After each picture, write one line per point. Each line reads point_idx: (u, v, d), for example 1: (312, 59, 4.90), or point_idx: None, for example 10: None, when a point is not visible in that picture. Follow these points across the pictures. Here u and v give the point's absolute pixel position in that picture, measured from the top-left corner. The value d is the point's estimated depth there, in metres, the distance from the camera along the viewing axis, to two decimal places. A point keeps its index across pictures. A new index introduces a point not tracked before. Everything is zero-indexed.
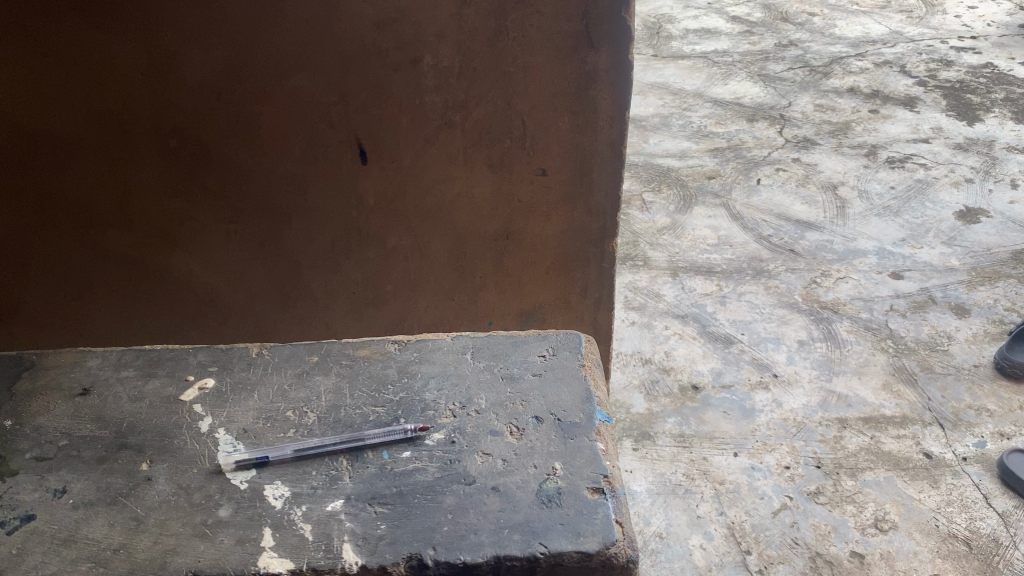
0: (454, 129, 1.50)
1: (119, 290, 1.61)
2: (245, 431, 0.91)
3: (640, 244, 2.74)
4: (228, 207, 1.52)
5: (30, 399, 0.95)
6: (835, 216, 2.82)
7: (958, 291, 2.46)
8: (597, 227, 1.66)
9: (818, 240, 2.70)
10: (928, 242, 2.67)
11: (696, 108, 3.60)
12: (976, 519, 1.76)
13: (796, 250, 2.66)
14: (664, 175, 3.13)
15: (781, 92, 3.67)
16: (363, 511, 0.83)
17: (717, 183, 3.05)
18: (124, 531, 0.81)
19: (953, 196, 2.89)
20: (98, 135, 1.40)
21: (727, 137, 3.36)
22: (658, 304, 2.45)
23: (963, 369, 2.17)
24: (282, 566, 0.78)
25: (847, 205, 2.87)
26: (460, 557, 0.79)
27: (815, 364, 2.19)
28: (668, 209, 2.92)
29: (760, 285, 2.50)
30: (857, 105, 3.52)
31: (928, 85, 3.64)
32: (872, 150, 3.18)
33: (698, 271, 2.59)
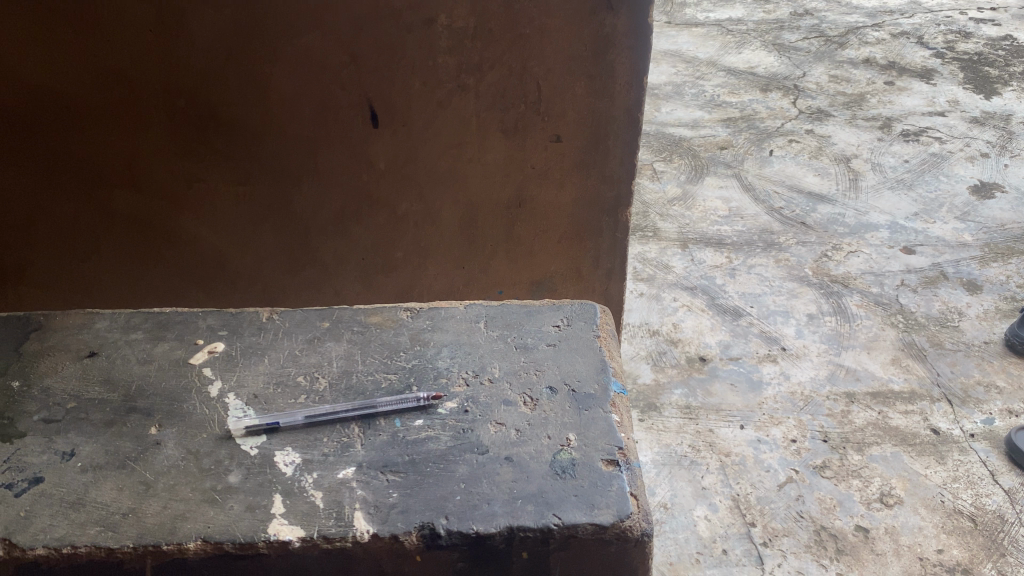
0: (468, 93, 1.47)
1: (127, 254, 1.59)
2: (255, 396, 0.90)
3: (650, 214, 2.72)
4: (237, 169, 1.50)
5: (38, 361, 0.94)
6: (847, 189, 2.78)
7: (970, 267, 2.43)
8: (611, 196, 1.63)
9: (830, 213, 2.67)
10: (941, 216, 2.64)
11: (709, 77, 3.55)
12: (981, 496, 1.75)
13: (807, 223, 2.63)
14: (675, 144, 3.09)
15: (795, 62, 3.61)
16: (375, 479, 0.82)
17: (730, 153, 3.01)
18: (133, 495, 0.80)
19: (967, 170, 2.85)
20: (105, 93, 1.38)
21: (740, 107, 3.31)
22: (667, 276, 2.43)
23: (973, 346, 2.15)
24: (292, 534, 0.77)
25: (860, 178, 2.83)
26: (473, 528, 0.78)
27: (824, 338, 2.17)
28: (679, 179, 2.89)
29: (770, 258, 2.48)
30: (873, 76, 3.46)
31: (946, 57, 3.58)
32: (886, 123, 3.13)
33: (708, 243, 2.56)
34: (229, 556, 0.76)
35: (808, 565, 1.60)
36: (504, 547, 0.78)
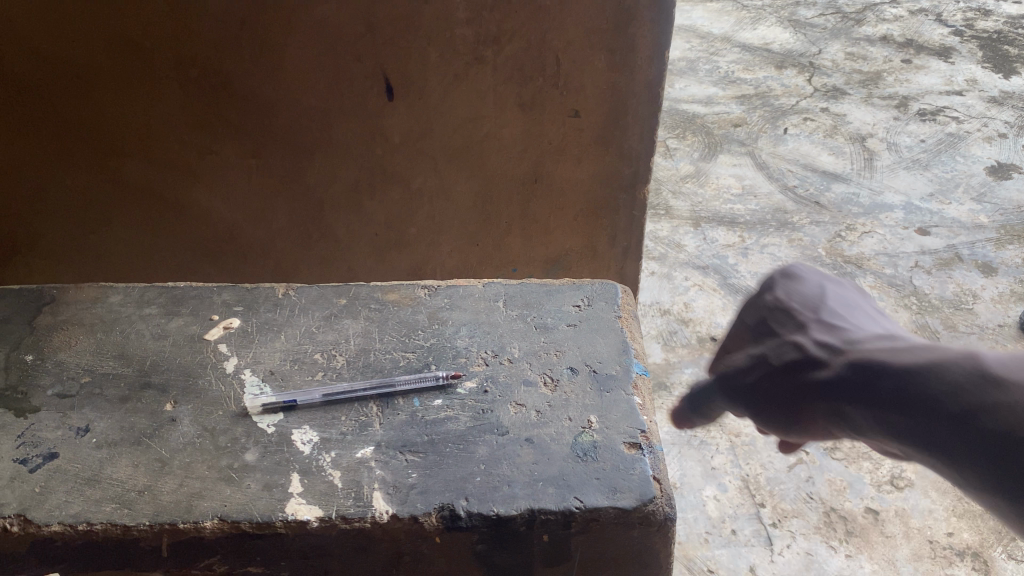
0: (485, 66, 1.44)
1: (138, 226, 1.57)
2: (272, 373, 0.89)
3: (662, 192, 2.69)
4: (250, 141, 1.48)
5: (52, 334, 0.93)
6: (863, 168, 2.74)
7: (985, 249, 2.39)
8: (629, 172, 1.61)
9: (845, 193, 2.63)
10: (957, 197, 2.60)
11: (724, 53, 3.50)
12: None
13: (822, 202, 2.59)
14: (689, 121, 3.06)
15: (811, 38, 3.55)
16: (394, 459, 0.81)
17: (744, 131, 2.97)
18: (149, 473, 0.78)
19: (985, 151, 2.80)
20: (118, 63, 1.36)
21: (755, 83, 3.26)
22: (679, 254, 2.41)
23: (987, 329, 2.12)
24: (310, 514, 0.76)
25: (875, 157, 2.79)
26: (494, 510, 0.76)
27: None
28: (692, 156, 2.86)
29: (784, 238, 2.45)
30: (890, 54, 3.40)
31: (964, 35, 3.51)
32: (903, 101, 3.07)
33: (721, 222, 2.53)
34: (246, 535, 0.75)
35: (817, 547, 1.59)
36: (525, 530, 0.77)
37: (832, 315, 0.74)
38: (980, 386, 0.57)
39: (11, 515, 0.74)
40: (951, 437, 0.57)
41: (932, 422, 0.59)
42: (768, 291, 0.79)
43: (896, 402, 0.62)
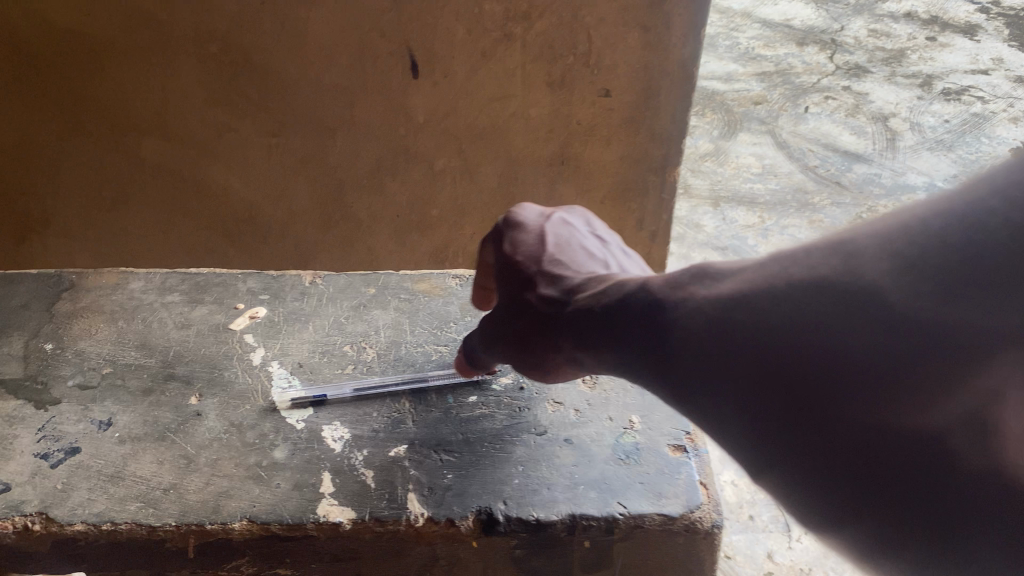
0: (514, 43, 1.39)
1: (156, 204, 1.54)
2: (301, 365, 0.86)
3: (683, 171, 2.64)
4: (271, 119, 1.44)
5: (72, 322, 0.90)
6: (884, 148, 2.58)
7: None
8: (659, 155, 1.56)
9: (866, 173, 2.47)
10: None
11: (744, 30, 3.42)
12: None
13: (843, 182, 2.44)
14: (709, 99, 2.99)
15: (832, 16, 3.43)
16: (428, 459, 0.77)
17: (764, 109, 2.89)
18: (174, 469, 0.75)
19: (1010, 132, 2.57)
20: (135, 37, 1.31)
21: (775, 60, 3.14)
22: (698, 234, 2.35)
23: None
24: (343, 516, 0.72)
25: (897, 138, 2.61)
26: (534, 515, 0.72)
27: None
28: (711, 134, 2.79)
29: (804, 219, 2.33)
30: (915, 30, 3.20)
31: (991, 13, 3.36)
32: (926, 80, 2.89)
33: (740, 203, 2.45)
34: (276, 537, 0.72)
35: None
36: (566, 536, 0.73)
37: (558, 253, 0.72)
38: (697, 322, 0.49)
39: (33, 513, 0.71)
40: (694, 380, 0.49)
41: (683, 367, 0.50)
42: (498, 238, 0.76)
43: (651, 354, 0.54)
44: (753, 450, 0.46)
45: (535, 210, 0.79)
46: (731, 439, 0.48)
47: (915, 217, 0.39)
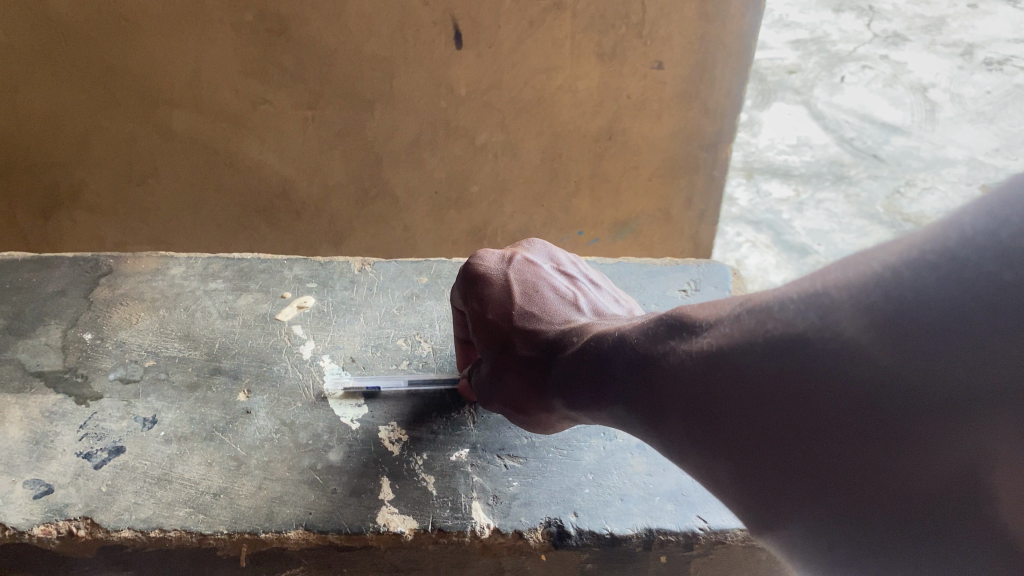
0: (563, 12, 1.32)
1: (187, 179, 1.48)
2: (353, 360, 0.81)
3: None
4: (306, 91, 1.38)
5: (110, 311, 0.85)
6: (923, 120, 2.18)
7: None
8: (713, 130, 1.49)
9: (905, 146, 2.15)
10: None
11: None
12: None
13: (879, 155, 2.15)
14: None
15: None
16: (492, 465, 0.73)
17: (800, 79, 2.42)
18: (224, 473, 0.71)
19: None
20: (166, 5, 1.25)
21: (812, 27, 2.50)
22: (730, 209, 2.17)
23: None
24: (405, 526, 0.67)
25: (937, 108, 2.18)
26: (608, 528, 0.68)
27: None
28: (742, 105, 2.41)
29: (839, 192, 2.13)
30: None
31: None
32: (968, 49, 2.20)
33: (774, 174, 2.24)
34: (334, 547, 0.67)
35: None
36: (642, 551, 0.68)
37: (529, 306, 0.70)
38: (683, 380, 0.48)
39: (77, 518, 0.67)
40: (685, 433, 0.47)
41: (672, 433, 0.49)
42: (462, 292, 0.75)
43: (640, 411, 0.52)
44: (746, 502, 0.44)
45: (494, 253, 0.77)
46: (726, 495, 0.45)
47: (892, 262, 0.36)
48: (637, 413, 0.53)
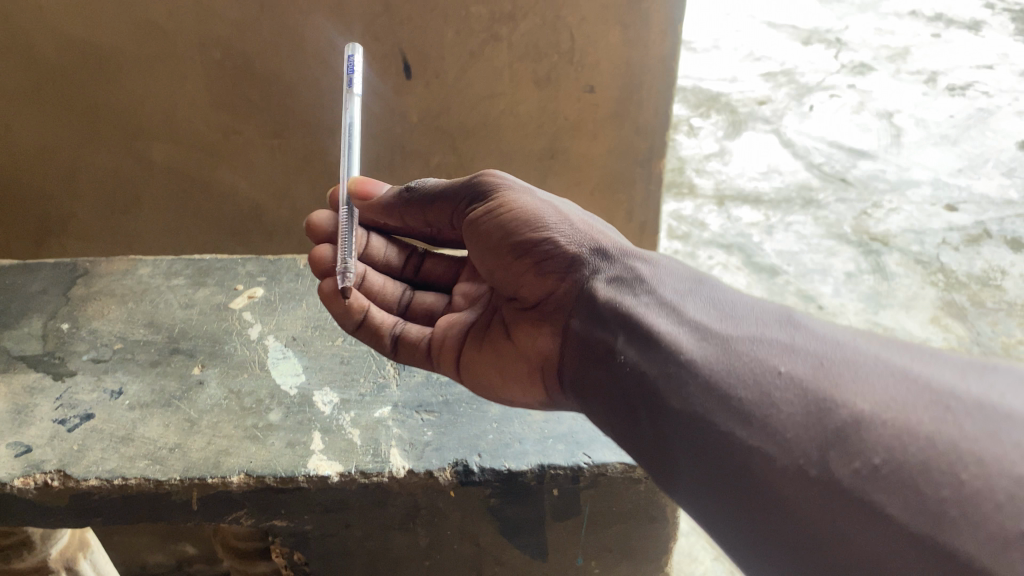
0: (501, 43, 1.44)
1: (167, 205, 1.60)
2: (294, 339, 0.94)
3: (686, 171, 2.38)
4: (272, 122, 1.48)
5: (86, 305, 0.98)
6: (888, 145, 2.40)
7: (1016, 225, 2.09)
8: (645, 146, 1.60)
9: (871, 169, 2.31)
10: (986, 173, 2.27)
11: (750, 29, 3.04)
12: None
13: (848, 179, 2.29)
14: (712, 100, 2.68)
15: (837, 14, 3.05)
16: (410, 419, 0.85)
17: (769, 108, 2.61)
18: (178, 432, 0.83)
19: (1016, 126, 2.43)
20: (143, 46, 1.38)
21: (781, 61, 2.83)
22: (703, 234, 2.14)
23: (1017, 305, 1.87)
24: (331, 469, 0.79)
25: (901, 133, 2.43)
26: (506, 465, 0.79)
27: (863, 296, 1.91)
28: (716, 135, 2.53)
29: (809, 216, 2.18)
30: (919, 28, 2.90)
31: (996, 8, 2.97)
32: (932, 76, 2.64)
33: (745, 201, 2.25)
34: (271, 489, 0.79)
35: None
36: (536, 484, 0.80)
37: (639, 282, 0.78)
38: (859, 349, 0.52)
39: (51, 471, 0.78)
40: (792, 365, 0.52)
41: (754, 385, 0.52)
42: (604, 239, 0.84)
43: (721, 345, 0.57)
44: (724, 447, 0.51)
45: None
46: (755, 404, 0.51)
47: None
48: (722, 358, 0.56)
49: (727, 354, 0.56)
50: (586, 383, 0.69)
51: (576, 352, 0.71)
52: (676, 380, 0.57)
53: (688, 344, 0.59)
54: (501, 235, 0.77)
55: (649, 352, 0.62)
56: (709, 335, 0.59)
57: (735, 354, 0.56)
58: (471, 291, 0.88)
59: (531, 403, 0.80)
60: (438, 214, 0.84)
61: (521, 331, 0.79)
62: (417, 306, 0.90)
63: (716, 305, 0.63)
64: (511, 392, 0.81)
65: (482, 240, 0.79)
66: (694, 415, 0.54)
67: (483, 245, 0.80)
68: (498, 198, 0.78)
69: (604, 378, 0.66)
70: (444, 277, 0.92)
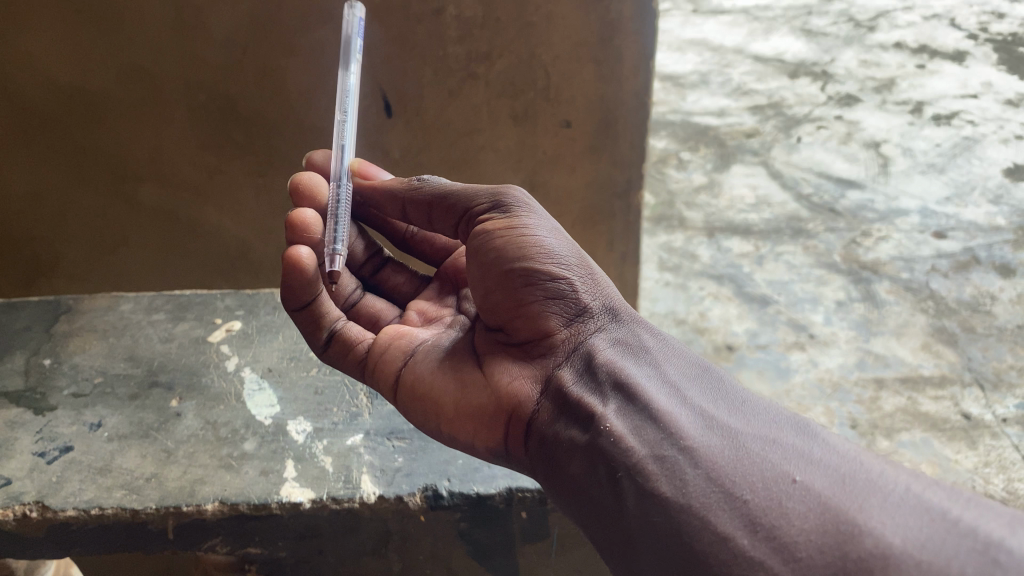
0: (479, 81, 1.45)
1: (155, 243, 1.62)
2: (270, 370, 0.97)
3: (676, 204, 2.41)
4: (257, 162, 1.49)
5: (68, 340, 1.00)
6: (876, 174, 2.44)
7: (1003, 250, 2.12)
8: (622, 179, 1.61)
9: (860, 199, 2.35)
10: (973, 200, 2.31)
11: (737, 64, 3.10)
12: (1015, 481, 1.56)
13: (837, 209, 2.32)
14: (701, 134, 2.73)
15: (823, 47, 3.11)
16: (382, 445, 0.87)
17: (758, 141, 2.66)
18: (155, 462, 0.85)
19: (1001, 153, 2.47)
20: (128, 91, 1.39)
21: (768, 94, 2.88)
22: (694, 265, 2.16)
23: (1006, 330, 1.90)
24: (303, 496, 0.81)
25: (889, 162, 2.47)
26: (474, 489, 0.81)
27: (853, 324, 1.93)
28: (705, 167, 2.57)
29: (798, 245, 2.20)
30: (904, 59, 2.96)
31: (979, 38, 3.02)
32: (917, 106, 2.70)
33: (735, 232, 2.28)
34: (245, 517, 0.80)
35: None
36: (505, 507, 0.82)
37: None
38: (872, 473, 0.58)
39: (30, 502, 0.80)
40: (805, 478, 0.59)
41: (766, 492, 0.59)
42: None
43: (730, 440, 0.64)
44: (718, 537, 0.58)
45: None
46: (763, 509, 0.58)
47: None
48: (731, 455, 0.62)
49: (738, 452, 0.62)
50: (555, 438, 0.72)
51: (554, 405, 0.75)
52: (672, 466, 0.63)
53: (695, 433, 0.65)
54: (515, 257, 0.78)
55: (647, 429, 0.67)
56: (719, 428, 0.65)
57: (745, 455, 0.62)
58: (427, 311, 0.92)
59: (475, 448, 0.80)
60: (443, 216, 0.86)
61: (495, 363, 0.80)
62: (363, 308, 0.93)
63: (727, 401, 0.69)
64: (453, 427, 0.80)
65: (487, 255, 0.79)
66: (684, 505, 0.60)
67: (485, 261, 0.80)
68: (517, 220, 0.80)
69: (580, 439, 0.70)
70: (399, 286, 0.97)
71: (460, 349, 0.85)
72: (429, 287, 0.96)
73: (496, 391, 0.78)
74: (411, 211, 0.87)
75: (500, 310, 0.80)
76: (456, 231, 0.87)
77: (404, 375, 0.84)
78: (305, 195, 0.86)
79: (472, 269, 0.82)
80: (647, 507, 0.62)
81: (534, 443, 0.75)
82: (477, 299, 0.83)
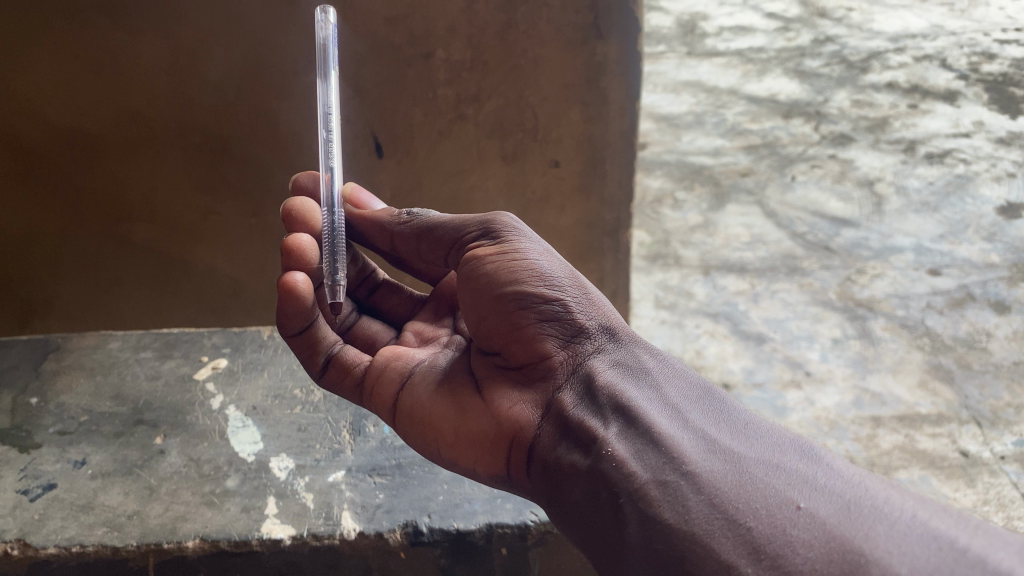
0: (468, 122, 1.47)
1: (146, 283, 1.62)
2: (254, 407, 0.98)
3: (671, 243, 2.43)
4: (250, 202, 1.51)
5: (55, 379, 1.01)
6: (871, 213, 2.46)
7: (998, 287, 2.14)
8: (610, 219, 1.60)
9: (854, 237, 2.37)
10: (967, 238, 2.33)
11: (732, 105, 3.14)
12: (1015, 518, 1.55)
13: (832, 247, 2.34)
14: (696, 173, 2.76)
15: (817, 88, 3.15)
16: (363, 482, 0.88)
17: (752, 180, 2.69)
18: (138, 499, 0.85)
19: (994, 191, 2.50)
20: (123, 133, 1.41)
21: (762, 134, 2.92)
22: (690, 303, 2.17)
23: (1002, 367, 1.90)
24: (283, 532, 0.81)
25: (883, 201, 2.50)
26: (454, 524, 0.82)
27: (849, 362, 1.94)
28: (700, 207, 2.59)
29: (794, 283, 2.21)
30: (897, 99, 3.00)
31: (970, 79, 3.07)
32: (910, 145, 2.73)
33: (730, 270, 2.29)
34: (226, 554, 0.80)
35: None
36: (484, 543, 0.82)
37: None
38: (875, 499, 0.58)
39: (11, 540, 0.80)
40: (808, 505, 0.58)
41: (771, 518, 0.58)
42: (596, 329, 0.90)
43: (733, 463, 0.64)
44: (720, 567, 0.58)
45: None
46: (768, 537, 0.57)
47: None
48: (732, 480, 0.62)
49: (740, 476, 0.63)
50: (557, 463, 0.73)
51: (556, 429, 0.75)
52: (674, 492, 0.63)
53: (696, 458, 0.65)
54: (507, 280, 0.79)
55: (648, 453, 0.67)
56: (721, 452, 0.65)
57: (747, 479, 0.62)
58: (422, 329, 0.95)
59: (477, 474, 0.81)
60: (431, 246, 0.88)
61: (494, 388, 0.81)
62: (360, 331, 0.96)
63: (728, 423, 0.69)
64: (453, 453, 0.81)
65: (478, 281, 0.81)
66: (686, 531, 0.61)
67: (477, 286, 0.81)
68: (509, 244, 0.81)
69: (582, 464, 0.71)
70: (395, 309, 0.99)
71: (456, 373, 0.86)
72: (425, 308, 0.98)
73: (496, 417, 0.79)
74: (402, 242, 0.90)
75: (496, 335, 0.81)
76: (446, 260, 0.88)
77: (400, 399, 0.85)
78: (299, 221, 0.85)
79: (465, 295, 0.84)
80: (652, 533, 0.62)
81: (537, 469, 0.76)
82: (472, 325, 0.84)
